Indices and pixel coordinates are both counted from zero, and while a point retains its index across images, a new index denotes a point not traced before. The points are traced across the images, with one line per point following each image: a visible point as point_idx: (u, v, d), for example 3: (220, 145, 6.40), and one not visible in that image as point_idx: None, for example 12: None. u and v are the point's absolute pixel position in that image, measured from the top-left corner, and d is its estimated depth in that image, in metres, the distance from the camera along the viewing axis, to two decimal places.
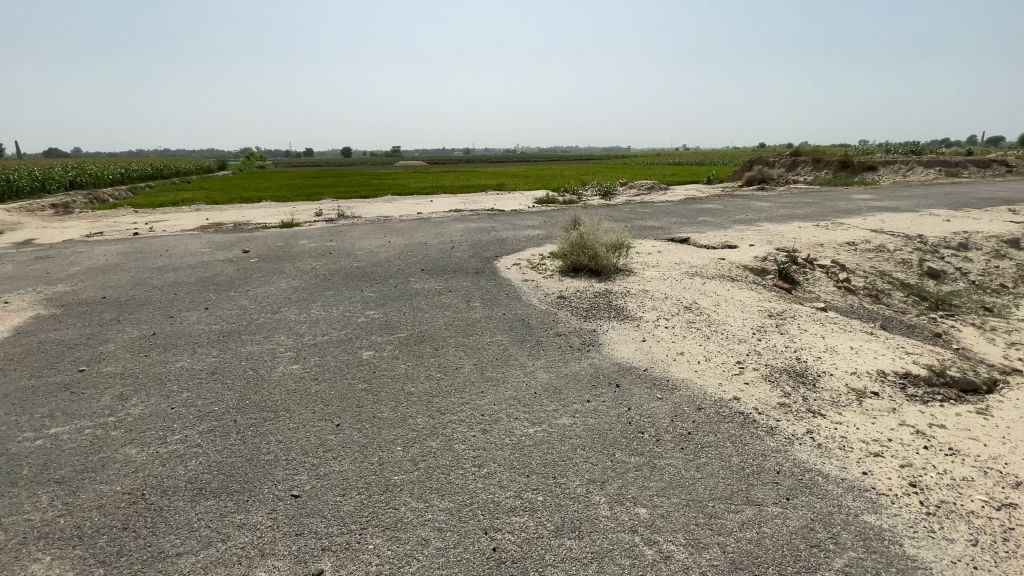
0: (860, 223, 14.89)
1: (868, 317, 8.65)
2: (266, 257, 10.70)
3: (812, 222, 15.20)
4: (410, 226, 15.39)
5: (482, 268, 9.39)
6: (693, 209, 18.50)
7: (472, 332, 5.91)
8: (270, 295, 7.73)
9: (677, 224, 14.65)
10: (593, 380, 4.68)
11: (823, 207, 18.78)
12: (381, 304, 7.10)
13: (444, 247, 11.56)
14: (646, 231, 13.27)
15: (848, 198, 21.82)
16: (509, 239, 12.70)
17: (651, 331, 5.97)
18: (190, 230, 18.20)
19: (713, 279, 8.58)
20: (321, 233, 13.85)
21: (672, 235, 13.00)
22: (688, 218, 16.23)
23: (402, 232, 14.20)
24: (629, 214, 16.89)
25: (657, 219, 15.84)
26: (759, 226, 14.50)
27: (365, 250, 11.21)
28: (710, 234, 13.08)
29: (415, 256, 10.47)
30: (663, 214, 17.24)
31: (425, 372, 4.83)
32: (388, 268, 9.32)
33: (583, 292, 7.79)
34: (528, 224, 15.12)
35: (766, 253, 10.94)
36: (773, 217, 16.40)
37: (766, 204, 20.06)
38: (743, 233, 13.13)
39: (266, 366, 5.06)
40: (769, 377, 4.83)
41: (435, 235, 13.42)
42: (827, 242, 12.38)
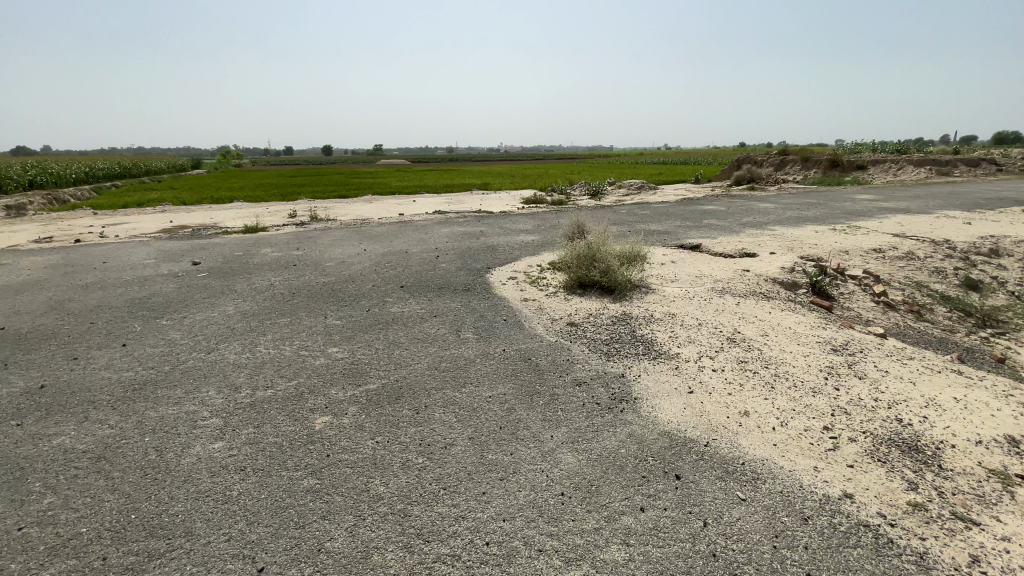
0: (877, 226, 13.82)
1: (920, 340, 7.48)
2: (218, 271, 9.13)
3: (826, 225, 14.08)
4: (388, 230, 13.86)
5: (472, 284, 7.99)
6: (694, 211, 17.28)
7: (464, 380, 4.52)
8: (210, 325, 6.22)
9: (683, 228, 13.39)
10: (640, 462, 3.34)
11: (830, 209, 17.72)
12: (348, 335, 5.68)
13: (428, 256, 10.12)
14: (651, 237, 11.98)
15: (851, 198, 20.88)
16: (501, 247, 11.29)
17: (696, 376, 4.64)
18: (144, 235, 16.41)
19: (745, 296, 7.31)
20: (288, 240, 12.26)
21: (680, 241, 11.74)
22: (691, 220, 15.00)
23: (379, 237, 12.69)
24: (628, 217, 15.59)
25: (660, 222, 14.58)
26: (772, 229, 13.32)
27: (336, 261, 9.71)
28: (722, 240, 11.84)
29: (394, 269, 9.01)
30: (664, 216, 15.98)
31: (401, 455, 3.42)
32: (360, 285, 7.86)
33: (597, 314, 6.46)
34: (519, 228, 13.71)
35: (791, 262, 9.75)
36: (783, 219, 15.26)
37: (769, 205, 18.97)
38: (758, 238, 11.93)
39: (175, 447, 3.59)
40: (875, 455, 3.57)
41: (417, 241, 11.95)
42: (852, 248, 11.23)
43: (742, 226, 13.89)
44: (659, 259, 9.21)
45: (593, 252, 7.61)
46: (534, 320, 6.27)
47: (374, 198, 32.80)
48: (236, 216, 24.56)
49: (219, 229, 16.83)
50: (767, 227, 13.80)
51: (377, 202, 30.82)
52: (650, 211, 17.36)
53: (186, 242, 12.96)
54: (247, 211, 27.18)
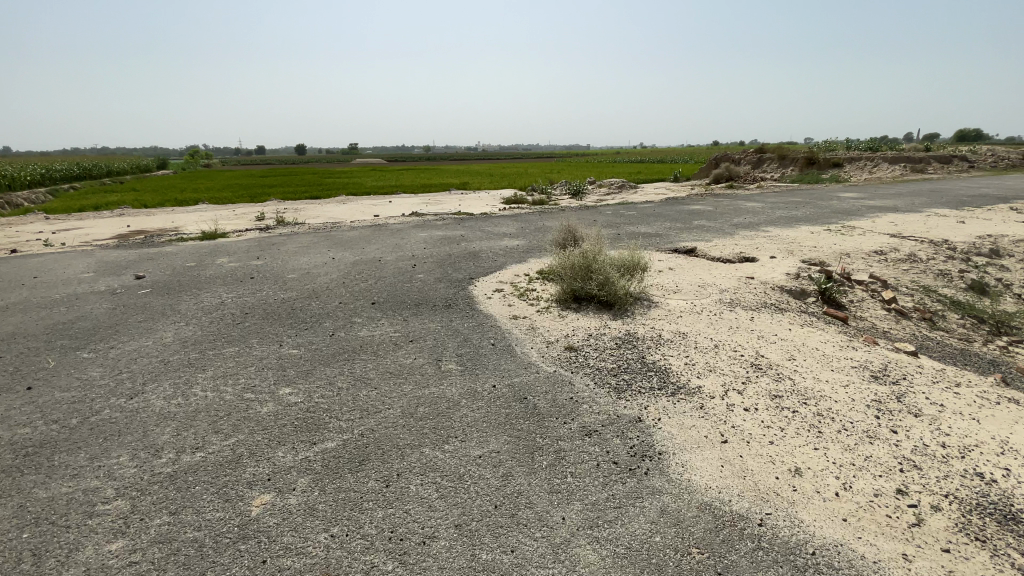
0: (871, 226, 13.35)
1: (943, 353, 6.87)
2: (163, 286, 8.06)
3: (820, 225, 13.56)
4: (361, 235, 12.84)
5: (454, 298, 7.11)
6: (682, 211, 16.64)
7: (446, 431, 3.65)
8: (140, 358, 5.22)
9: (675, 230, 12.70)
10: (682, 558, 2.54)
11: (819, 207, 17.29)
12: (306, 369, 4.76)
13: (404, 265, 9.19)
14: (643, 240, 11.25)
15: (836, 197, 20.56)
16: (483, 252, 10.41)
17: (727, 418, 3.86)
18: (92, 243, 15.04)
19: (756, 309, 6.59)
20: (248, 248, 11.16)
21: (674, 244, 11.05)
22: (681, 221, 14.33)
23: (351, 243, 11.68)
24: (615, 219, 14.85)
25: (649, 223, 13.87)
26: (766, 230, 12.73)
27: (299, 273, 8.70)
28: (717, 242, 11.17)
29: (365, 281, 8.07)
30: (652, 217, 15.29)
31: (364, 559, 2.53)
32: (326, 301, 6.91)
33: (597, 333, 5.65)
34: (502, 232, 12.84)
35: (794, 266, 9.12)
36: (774, 219, 14.72)
37: (757, 204, 18.47)
38: (754, 240, 11.31)
39: (58, 554, 2.67)
40: (969, 531, 2.83)
41: (391, 248, 10.98)
42: (853, 249, 10.68)
43: (735, 227, 13.26)
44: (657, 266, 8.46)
45: (588, 262, 6.80)
46: (525, 342, 5.44)
47: (348, 199, 31.56)
48: (200, 219, 23.17)
49: (176, 235, 15.57)
50: (761, 227, 13.19)
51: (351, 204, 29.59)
52: (636, 211, 16.66)
53: (136, 251, 11.77)
54: (212, 213, 25.74)
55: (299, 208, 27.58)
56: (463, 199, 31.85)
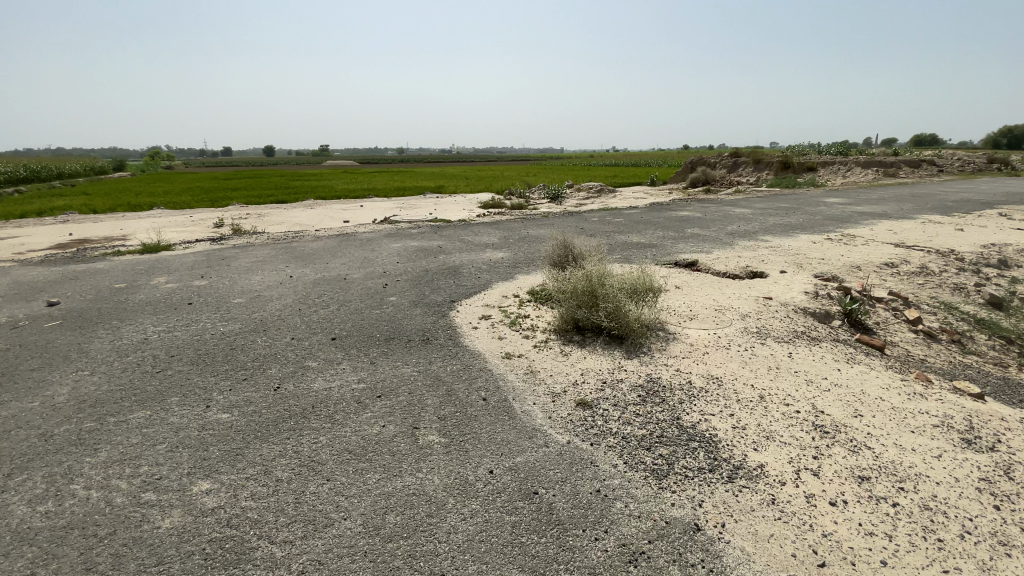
0: (870, 233, 12.69)
1: (991, 385, 6.07)
2: (77, 316, 6.66)
3: (817, 232, 12.88)
4: (325, 247, 11.48)
5: (433, 328, 5.95)
6: (670, 218, 15.77)
7: (431, 562, 2.52)
8: (15, 430, 3.91)
9: (670, 240, 11.77)
10: None
11: (809, 213, 16.67)
12: (238, 447, 3.56)
13: (373, 284, 7.96)
14: (638, 252, 10.29)
15: (821, 201, 20.08)
16: (463, 267, 9.27)
17: (813, 520, 2.86)
18: (17, 256, 13.27)
19: (789, 340, 5.63)
20: (194, 264, 9.76)
21: (673, 256, 10.09)
22: (674, 229, 13.43)
23: (313, 256, 10.33)
24: (603, 226, 13.85)
25: (640, 231, 12.92)
26: (765, 238, 11.95)
27: (248, 296, 7.41)
28: (718, 253, 10.28)
29: (326, 306, 6.83)
30: (641, 224, 14.35)
31: None
32: (276, 337, 5.67)
33: (613, 377, 4.58)
34: (483, 242, 11.68)
35: (809, 281, 8.26)
36: (768, 225, 14.00)
37: (745, 209, 17.77)
38: (757, 250, 10.45)
39: None
40: None
41: (359, 262, 9.73)
42: (862, 261, 9.95)
43: (732, 235, 12.41)
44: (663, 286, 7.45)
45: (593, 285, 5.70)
46: (526, 392, 4.33)
47: (316, 204, 29.85)
48: (149, 227, 21.27)
49: (116, 246, 13.90)
50: (759, 235, 12.37)
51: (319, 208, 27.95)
52: (623, 218, 15.69)
53: (60, 267, 10.16)
54: (165, 220, 23.78)
55: (262, 214, 25.81)
56: (438, 203, 30.52)
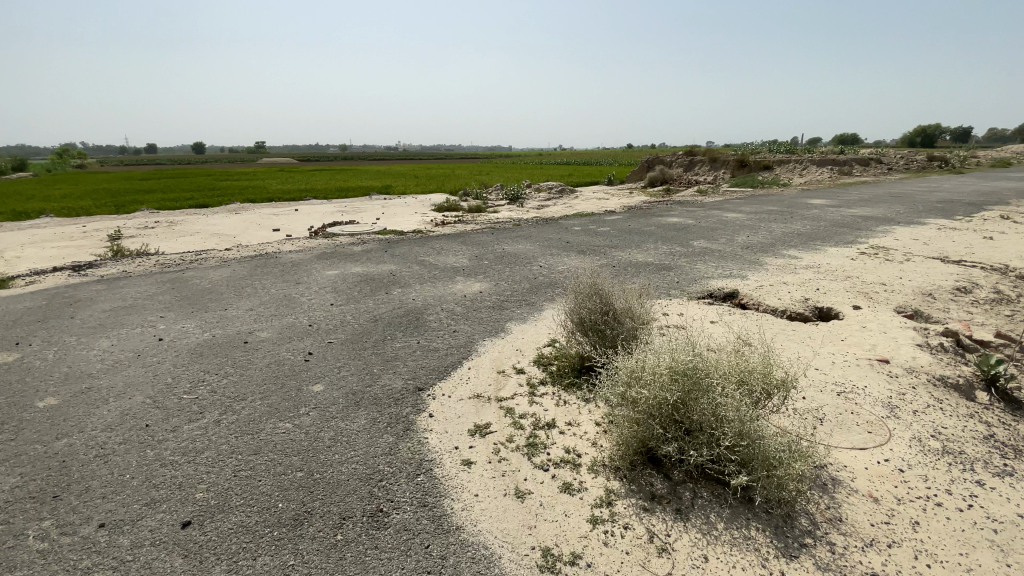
0: (899, 244, 10.91)
1: None
2: None
3: (841, 243, 10.98)
4: (233, 276, 8.38)
5: (388, 469, 3.21)
6: (662, 225, 13.54)
7: None
8: None
9: (683, 257, 9.44)
10: None
11: (807, 218, 14.93)
12: None
13: (290, 351, 5.08)
14: (656, 279, 7.88)
15: (808, 203, 18.54)
16: (427, 310, 6.50)
17: None
18: None
19: (1010, 472, 3.31)
20: (17, 318, 6.47)
21: (702, 284, 7.75)
22: (677, 241, 11.17)
23: (209, 296, 7.26)
24: (592, 239, 11.42)
25: (640, 245, 10.56)
26: (791, 253, 9.87)
27: (67, 395, 4.37)
28: (754, 277, 8.03)
29: (197, 416, 3.92)
30: (635, 234, 11.99)
31: None
32: (69, 529, 2.80)
33: None
34: (448, 266, 8.92)
35: (904, 324, 6.09)
36: (779, 234, 12.00)
37: (736, 213, 15.85)
38: (799, 273, 8.30)
39: None
40: None
41: (275, 305, 6.74)
42: (927, 285, 7.98)
43: (751, 249, 10.26)
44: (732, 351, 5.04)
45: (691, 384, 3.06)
46: None
47: (243, 209, 25.86)
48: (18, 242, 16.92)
49: None
50: (782, 248, 10.28)
51: (245, 215, 24.03)
52: (609, 227, 13.28)
53: None
54: (44, 233, 19.32)
55: (173, 224, 21.72)
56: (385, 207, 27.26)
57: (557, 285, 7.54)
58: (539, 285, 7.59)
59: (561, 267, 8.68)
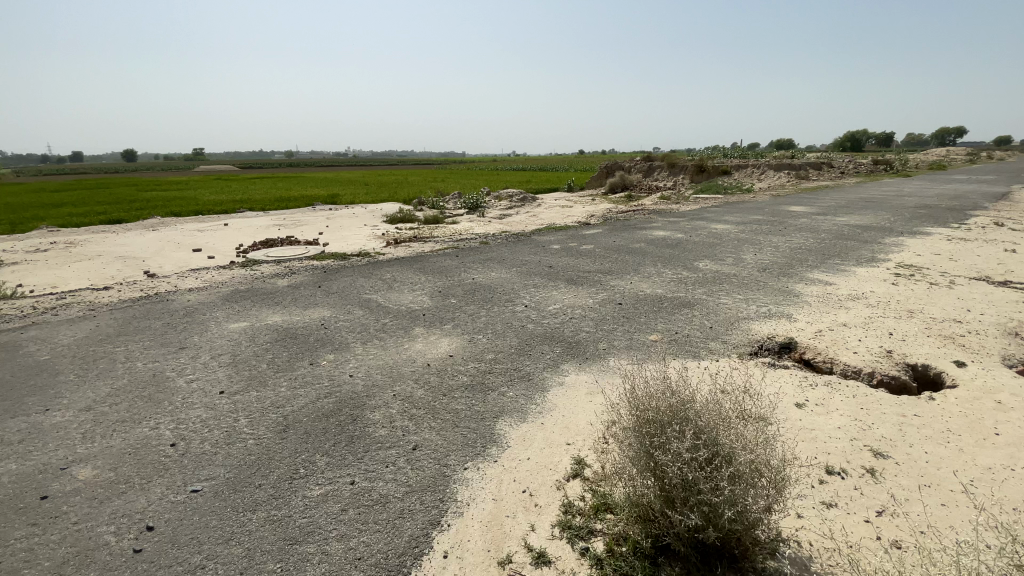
0: (924, 261, 9.53)
1: None
2: None
3: (860, 261, 9.53)
4: (91, 336, 5.87)
5: None
6: (651, 241, 11.75)
7: None
8: None
9: (697, 286, 7.61)
10: None
11: (800, 227, 13.63)
12: None
13: (112, 529, 2.81)
14: (682, 323, 5.98)
15: (790, 211, 17.34)
16: (371, 393, 4.28)
17: None
18: None
19: None
20: None
21: (740, 328, 5.90)
22: (678, 261, 9.37)
23: (36, 379, 4.76)
24: (577, 261, 9.47)
25: (637, 269, 8.68)
26: (818, 276, 8.26)
27: None
28: (801, 316, 6.28)
29: None
30: (625, 253, 10.11)
31: None
32: None
33: None
34: (403, 307, 6.71)
35: None
36: (786, 250, 10.49)
37: (724, 225, 14.32)
38: (849, 307, 6.62)
39: None
40: None
41: (132, 397, 4.35)
42: (1002, 317, 6.49)
43: (769, 271, 8.58)
44: (866, 482, 3.18)
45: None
46: None
47: (161, 225, 22.45)
48: None
49: None
50: (803, 270, 8.66)
51: (161, 231, 20.72)
52: (591, 243, 11.41)
53: None
54: None
55: (69, 243, 18.25)
56: (330, 219, 24.50)
57: (553, 339, 5.50)
58: (528, 338, 5.52)
59: (551, 306, 6.64)
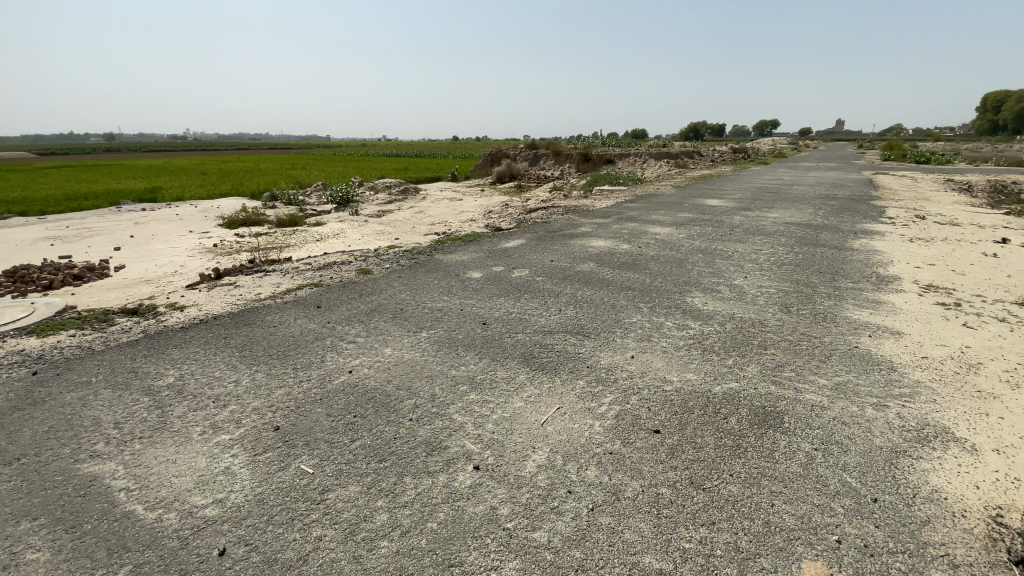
0: (931, 277, 7.71)
1: None
2: None
3: (869, 279, 7.40)
4: None
5: None
6: (597, 257, 8.66)
7: None
8: None
9: (741, 361, 4.57)
10: None
11: (745, 228, 11.62)
12: None
13: None
14: (810, 495, 2.90)
15: (712, 205, 15.55)
16: None
17: None
18: None
19: None
20: None
21: (923, 501, 2.93)
22: (664, 299, 6.33)
23: None
24: (521, 309, 5.97)
25: (622, 324, 5.44)
26: (865, 319, 5.79)
27: None
28: (967, 435, 3.55)
29: None
30: (580, 286, 6.90)
31: None
32: None
33: None
34: (181, 512, 2.76)
35: None
36: (769, 265, 8.11)
37: (662, 227, 11.82)
38: (998, 398, 4.06)
39: None
40: None
41: None
42: None
43: (799, 314, 5.90)
44: None
45: None
46: None
47: None
48: None
49: None
50: (837, 308, 6.14)
51: None
52: (521, 266, 8.04)
53: None
54: None
55: None
56: (138, 225, 18.00)
57: None
58: None
59: (530, 462, 3.10)
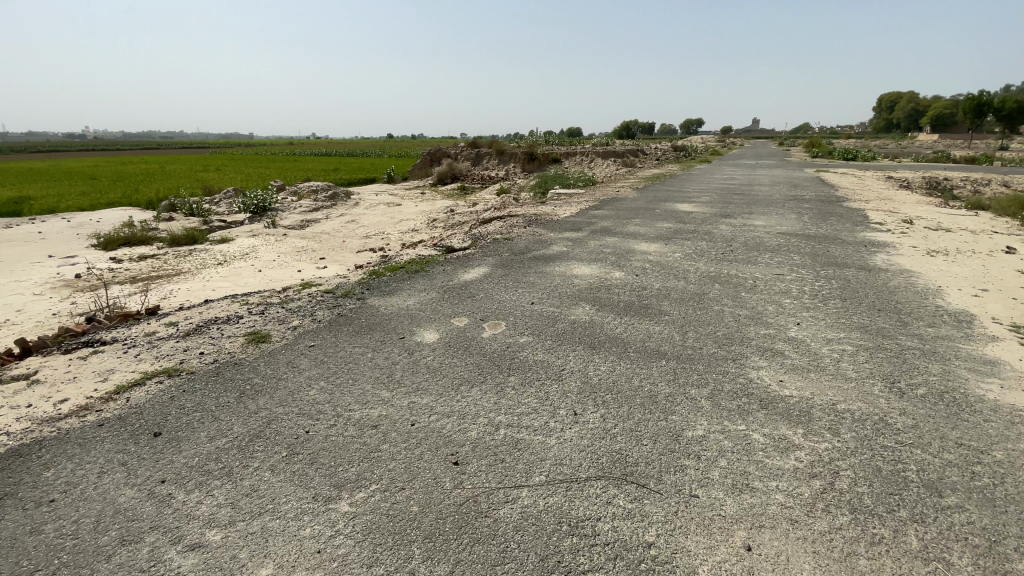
0: (1008, 308, 6.10)
1: None
2: None
3: (947, 319, 5.66)
4: None
5: None
6: (590, 295, 6.48)
7: None
8: None
9: (932, 550, 2.52)
10: None
11: (741, 241, 9.89)
12: None
13: None
14: None
15: (687, 212, 13.85)
16: None
17: None
18: None
19: None
20: None
21: None
22: (719, 378, 4.23)
23: None
24: (509, 413, 3.64)
25: (686, 447, 3.27)
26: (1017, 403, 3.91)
27: None
28: None
29: None
30: (587, 355, 4.65)
31: None
32: None
33: None
34: None
35: None
36: (810, 300, 6.25)
37: (646, 242, 9.88)
38: None
39: None
40: None
41: None
42: None
43: (922, 399, 3.97)
44: None
45: None
46: None
47: None
48: None
49: None
50: (957, 378, 4.28)
51: None
52: (491, 317, 5.70)
53: None
54: None
55: None
56: None
57: None
58: None
59: None
